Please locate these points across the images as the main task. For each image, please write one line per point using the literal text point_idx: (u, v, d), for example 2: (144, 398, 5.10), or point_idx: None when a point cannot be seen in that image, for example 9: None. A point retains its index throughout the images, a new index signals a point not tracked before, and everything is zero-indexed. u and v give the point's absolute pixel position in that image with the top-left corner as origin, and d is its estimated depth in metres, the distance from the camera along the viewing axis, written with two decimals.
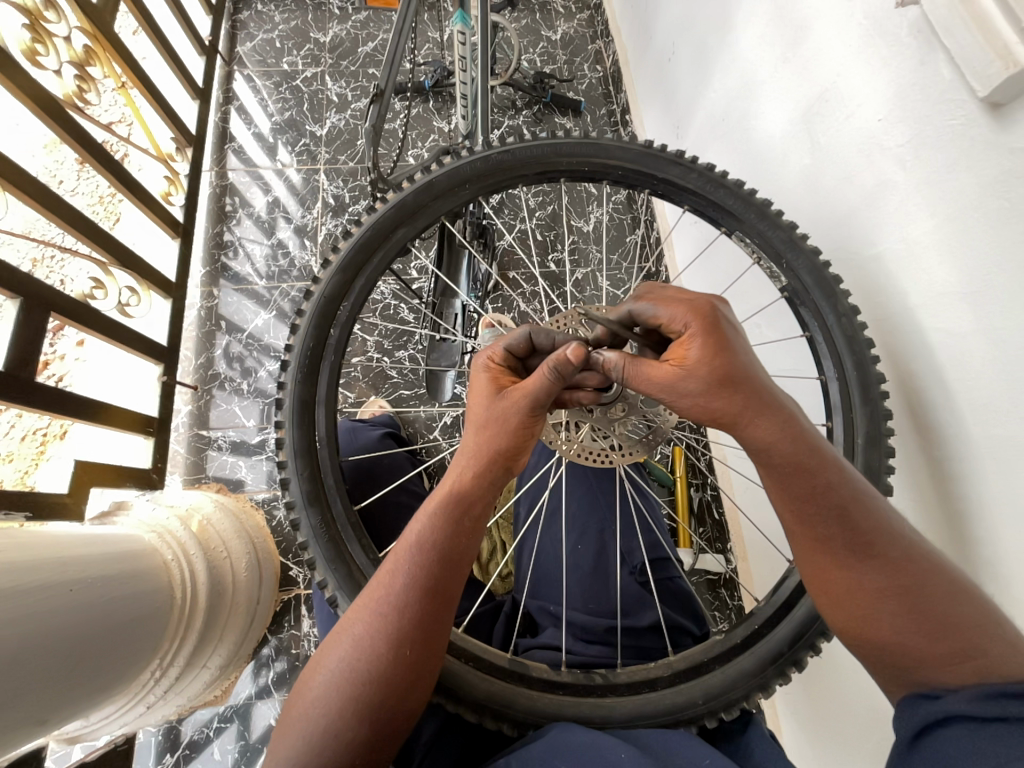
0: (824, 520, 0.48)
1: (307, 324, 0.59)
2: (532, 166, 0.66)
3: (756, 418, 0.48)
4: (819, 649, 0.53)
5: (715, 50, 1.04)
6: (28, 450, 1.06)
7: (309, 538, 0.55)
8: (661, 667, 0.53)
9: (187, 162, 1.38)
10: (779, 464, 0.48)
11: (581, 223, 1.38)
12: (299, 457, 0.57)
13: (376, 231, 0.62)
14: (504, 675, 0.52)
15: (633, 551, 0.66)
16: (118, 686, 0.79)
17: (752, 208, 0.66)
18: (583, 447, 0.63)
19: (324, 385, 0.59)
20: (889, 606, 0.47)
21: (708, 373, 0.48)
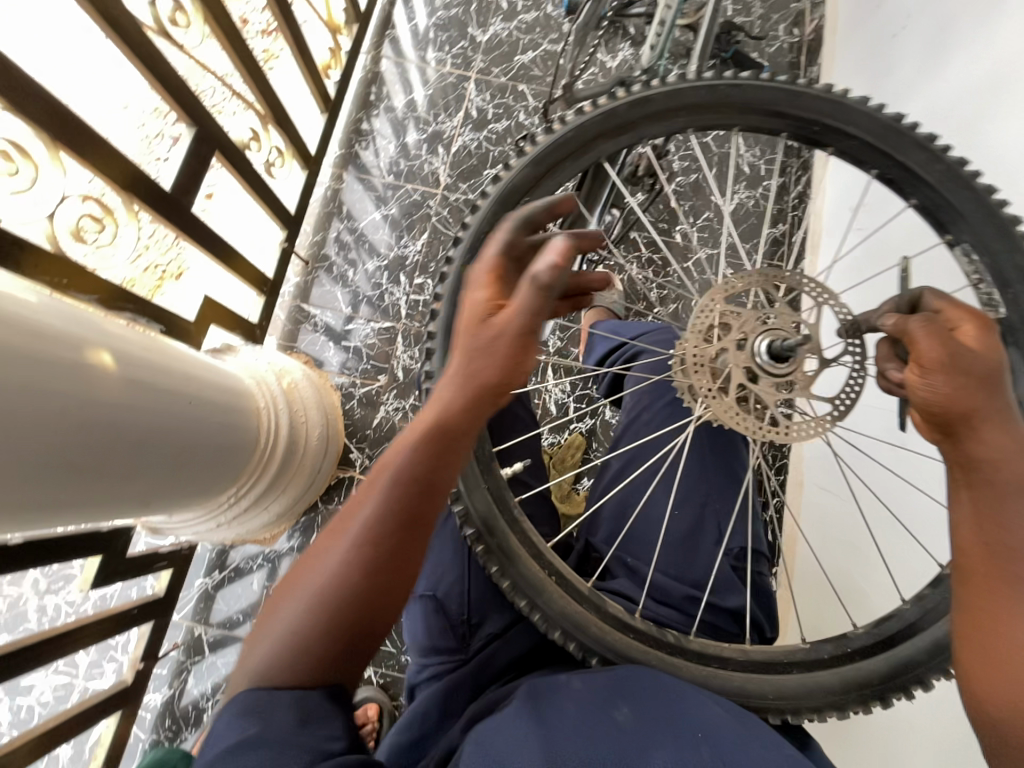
0: (1021, 554, 0.42)
1: (487, 208, 0.57)
2: (760, 109, 0.58)
3: (986, 421, 0.43)
4: (912, 695, 0.50)
5: (968, 30, 0.88)
6: (149, 282, 0.94)
7: None
8: (735, 651, 0.53)
9: (348, 39, 1.38)
10: (990, 479, 0.44)
11: (723, 201, 1.28)
12: (447, 333, 0.57)
13: (579, 133, 0.57)
14: (582, 601, 0.53)
15: (735, 535, 0.63)
16: (202, 497, 0.90)
17: (994, 220, 0.56)
18: (731, 418, 0.52)
19: None
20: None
21: (991, 364, 0.44)
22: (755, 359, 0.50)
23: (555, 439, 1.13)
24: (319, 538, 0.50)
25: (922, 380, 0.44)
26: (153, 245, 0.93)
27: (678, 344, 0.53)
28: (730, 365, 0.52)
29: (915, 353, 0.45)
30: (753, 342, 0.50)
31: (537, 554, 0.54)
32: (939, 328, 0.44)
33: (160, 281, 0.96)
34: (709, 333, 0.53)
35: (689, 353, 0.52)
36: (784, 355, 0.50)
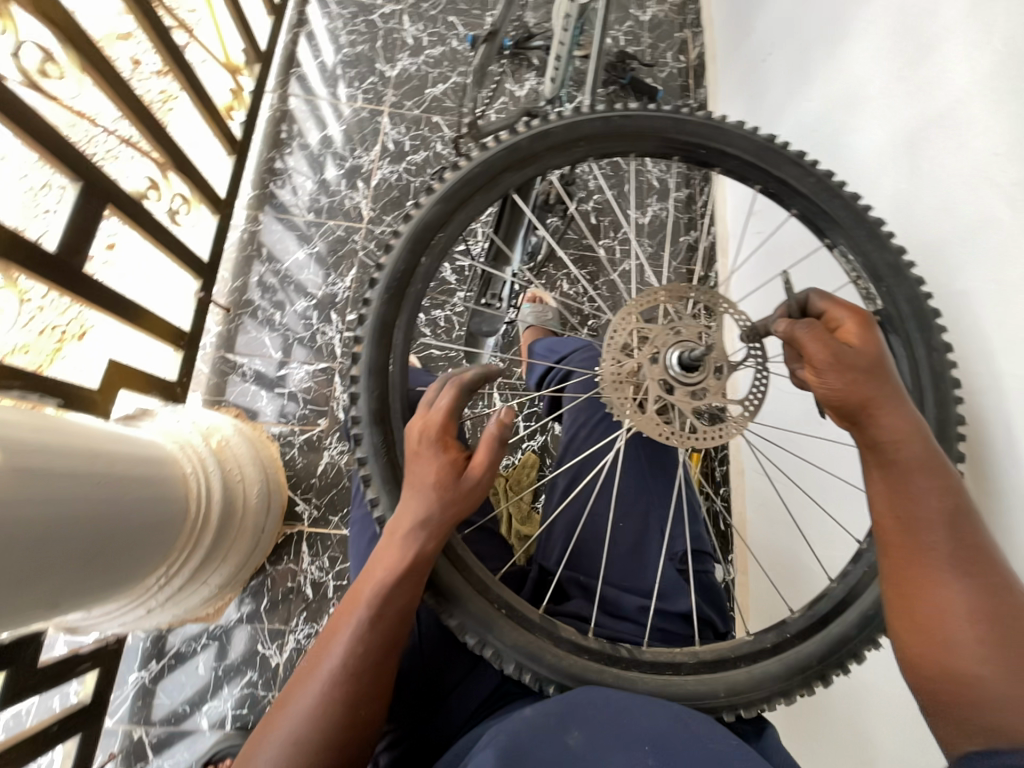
0: (928, 521, 0.47)
1: (402, 246, 0.57)
2: (650, 138, 0.62)
3: (882, 405, 0.48)
4: (846, 668, 0.53)
5: (820, 56, 1.01)
6: (45, 345, 0.84)
7: (368, 453, 0.55)
8: (686, 654, 0.54)
9: (252, 79, 1.35)
10: (895, 459, 0.48)
11: (638, 214, 1.36)
12: (370, 375, 0.55)
13: (485, 169, 0.59)
14: (535, 630, 0.51)
15: (676, 539, 0.65)
16: (124, 584, 0.80)
17: (863, 224, 0.63)
18: (651, 428, 0.54)
19: (405, 313, 0.58)
20: (972, 628, 0.44)
21: (873, 356, 0.49)
22: (668, 371, 0.53)
23: (508, 461, 1.12)
24: (291, 682, 0.49)
25: (820, 379, 0.49)
26: (48, 305, 0.83)
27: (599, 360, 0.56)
28: (646, 378, 0.54)
29: (805, 356, 0.49)
30: (664, 355, 0.53)
31: (484, 589, 0.52)
32: (822, 332, 0.49)
33: (59, 344, 0.86)
34: (626, 349, 0.56)
35: (608, 371, 0.55)
36: (694, 365, 0.52)
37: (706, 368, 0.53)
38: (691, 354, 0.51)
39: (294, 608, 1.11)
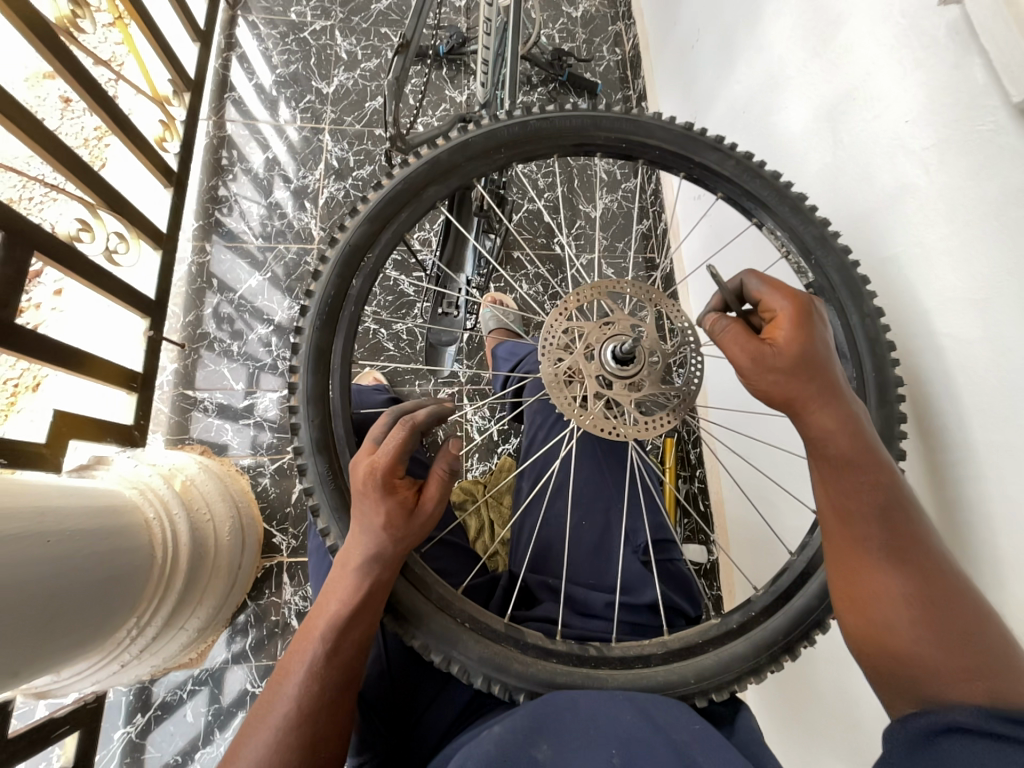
0: (863, 517, 0.48)
1: (330, 270, 0.57)
2: (570, 136, 0.63)
3: (813, 405, 0.49)
4: (811, 640, 0.54)
5: (742, 39, 1.03)
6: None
7: (315, 483, 0.54)
8: (656, 645, 0.55)
9: (185, 108, 1.33)
10: (830, 455, 0.49)
11: (589, 208, 1.37)
12: (310, 403, 0.55)
13: (407, 184, 0.59)
14: (501, 639, 0.52)
15: (636, 531, 0.67)
16: (91, 642, 0.77)
17: (787, 201, 0.64)
18: (596, 422, 0.56)
19: (340, 336, 0.57)
20: (909, 614, 0.46)
21: (794, 355, 0.49)
22: (603, 365, 0.56)
23: (485, 467, 1.10)
24: (246, 724, 0.48)
25: (744, 378, 0.51)
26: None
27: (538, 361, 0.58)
28: (584, 375, 0.57)
29: (727, 356, 0.51)
30: (599, 350, 0.56)
31: (446, 605, 0.52)
32: (742, 333, 0.50)
33: (12, 398, 1.04)
34: (564, 350, 0.59)
35: (547, 373, 0.57)
36: (627, 357, 0.55)
37: (640, 358, 0.56)
38: (622, 347, 0.54)
39: (281, 641, 1.08)
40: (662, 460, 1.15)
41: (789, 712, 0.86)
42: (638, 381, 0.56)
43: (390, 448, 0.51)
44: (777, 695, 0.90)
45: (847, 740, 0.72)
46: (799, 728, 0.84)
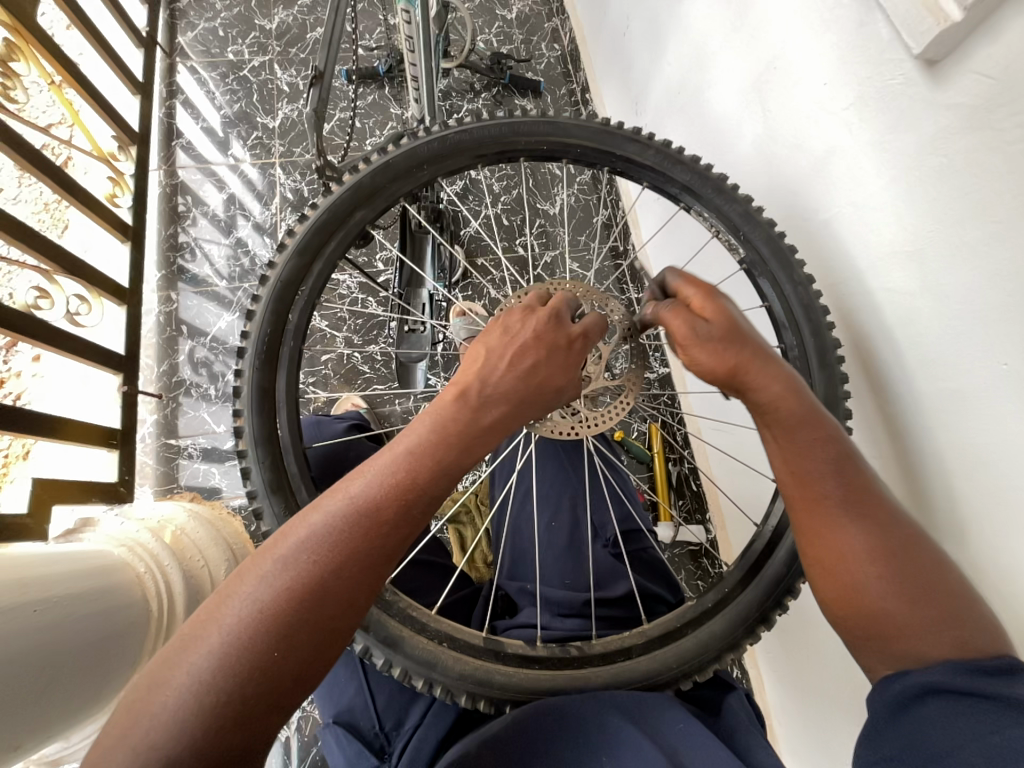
0: (818, 471, 0.51)
1: (262, 310, 0.57)
2: (490, 145, 0.63)
3: (754, 369, 0.53)
4: (785, 606, 0.56)
5: (667, 21, 1.03)
6: None
7: (274, 526, 0.54)
8: (635, 636, 0.55)
9: (133, 162, 1.33)
10: (779, 419, 0.52)
11: (547, 205, 1.37)
12: (259, 445, 0.55)
13: (332, 214, 0.59)
14: (480, 654, 0.53)
15: (605, 524, 0.68)
16: (96, 705, 0.78)
17: (709, 182, 0.65)
18: (548, 425, 0.62)
19: (283, 373, 0.58)
20: (874, 572, 0.48)
21: (724, 323, 0.54)
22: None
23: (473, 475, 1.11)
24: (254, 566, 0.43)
25: (695, 358, 0.54)
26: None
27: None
28: None
29: (674, 335, 0.55)
30: None
31: (422, 627, 0.53)
32: (681, 311, 0.55)
33: (3, 471, 1.07)
34: None
35: None
36: None
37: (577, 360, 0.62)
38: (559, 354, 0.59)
39: None
40: (649, 445, 1.17)
41: (797, 681, 0.87)
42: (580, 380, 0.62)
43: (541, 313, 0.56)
44: (784, 666, 0.90)
45: (851, 702, 0.73)
46: (809, 696, 0.84)
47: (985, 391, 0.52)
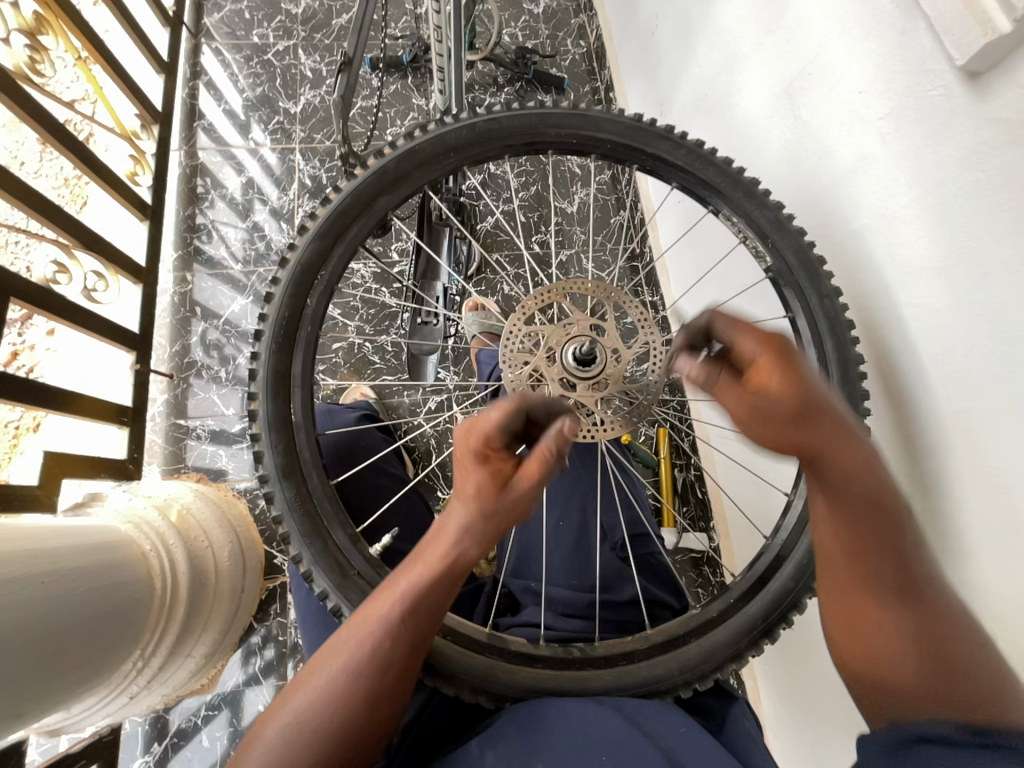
0: (863, 534, 0.49)
1: (281, 294, 0.57)
2: (518, 136, 0.62)
3: (821, 438, 0.47)
4: (789, 620, 0.56)
5: (699, 21, 1.01)
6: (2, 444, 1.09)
7: (283, 511, 0.54)
8: (639, 641, 0.54)
9: (154, 141, 1.33)
10: (838, 481, 0.49)
11: (566, 204, 1.36)
12: (272, 430, 0.55)
13: (355, 198, 0.59)
14: (483, 650, 0.53)
15: (613, 528, 0.67)
16: (97, 678, 0.78)
17: (740, 186, 0.64)
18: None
19: (300, 358, 0.58)
20: (896, 638, 0.48)
21: (794, 401, 0.46)
22: (564, 367, 0.59)
23: None
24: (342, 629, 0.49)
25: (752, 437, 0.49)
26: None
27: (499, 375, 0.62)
28: (548, 378, 0.60)
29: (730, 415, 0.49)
30: (559, 353, 0.59)
31: None
32: (737, 392, 0.48)
33: (14, 441, 1.10)
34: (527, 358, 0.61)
35: (508, 380, 0.60)
36: (587, 359, 0.59)
37: (598, 362, 0.59)
38: (581, 350, 0.58)
39: (291, 661, 1.10)
40: (656, 450, 1.17)
41: (794, 694, 0.86)
42: (601, 380, 0.60)
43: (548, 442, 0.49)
44: (781, 678, 0.90)
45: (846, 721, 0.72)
46: (804, 710, 0.84)
47: (1011, 415, 0.51)
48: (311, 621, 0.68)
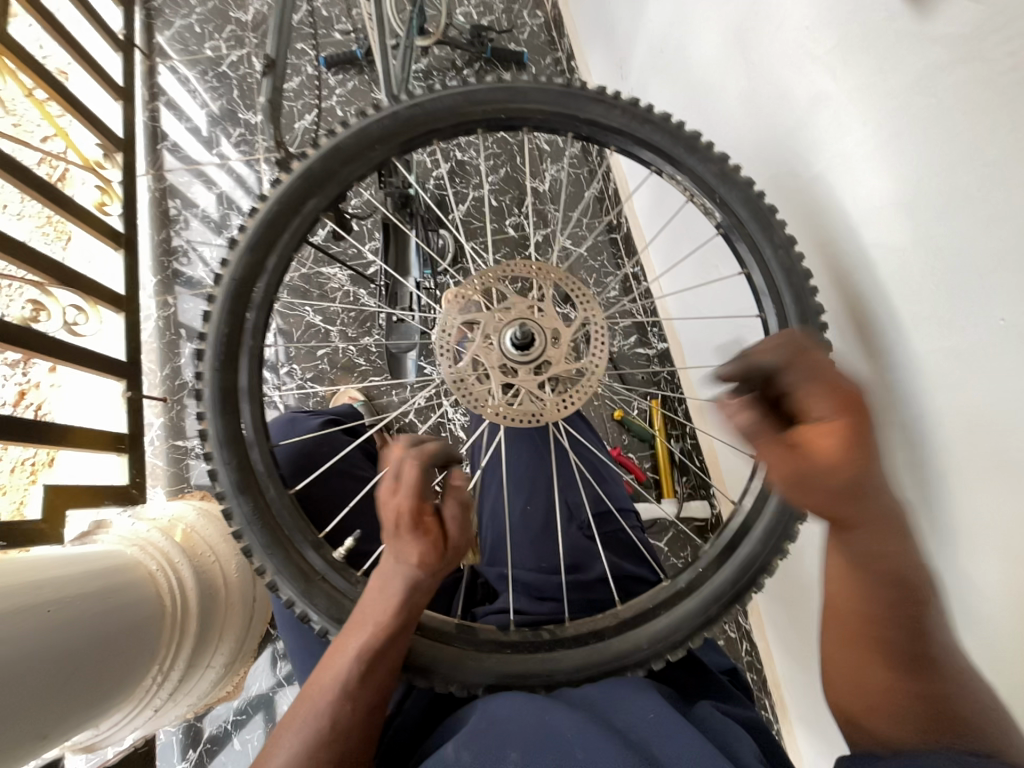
0: (883, 613, 0.48)
1: (219, 309, 0.57)
2: (447, 117, 0.60)
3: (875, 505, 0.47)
4: (760, 584, 0.55)
5: None
6: (19, 481, 1.12)
7: (243, 525, 0.55)
8: (608, 618, 0.54)
9: (119, 168, 1.34)
10: (869, 560, 0.48)
11: (537, 183, 1.33)
12: (223, 446, 0.55)
13: (283, 203, 0.58)
14: (452, 640, 0.53)
15: (580, 507, 0.67)
16: (118, 695, 0.81)
17: (682, 143, 0.61)
18: (509, 410, 0.59)
19: (245, 371, 0.57)
20: (909, 722, 0.48)
21: (847, 469, 0.46)
22: (504, 354, 0.58)
23: None
24: (299, 696, 0.49)
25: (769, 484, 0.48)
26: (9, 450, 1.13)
27: (436, 369, 0.60)
28: (488, 367, 0.59)
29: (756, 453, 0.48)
30: (497, 341, 0.58)
31: None
32: (783, 447, 0.47)
33: (29, 475, 1.14)
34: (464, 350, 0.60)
35: (447, 374, 0.59)
36: (525, 344, 0.58)
37: (537, 346, 0.58)
38: (518, 336, 0.57)
39: None
40: (651, 423, 1.18)
41: (807, 650, 0.87)
42: (543, 363, 0.59)
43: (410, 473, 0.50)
44: (791, 635, 0.91)
45: None
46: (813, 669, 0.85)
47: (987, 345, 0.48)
48: (291, 631, 0.68)
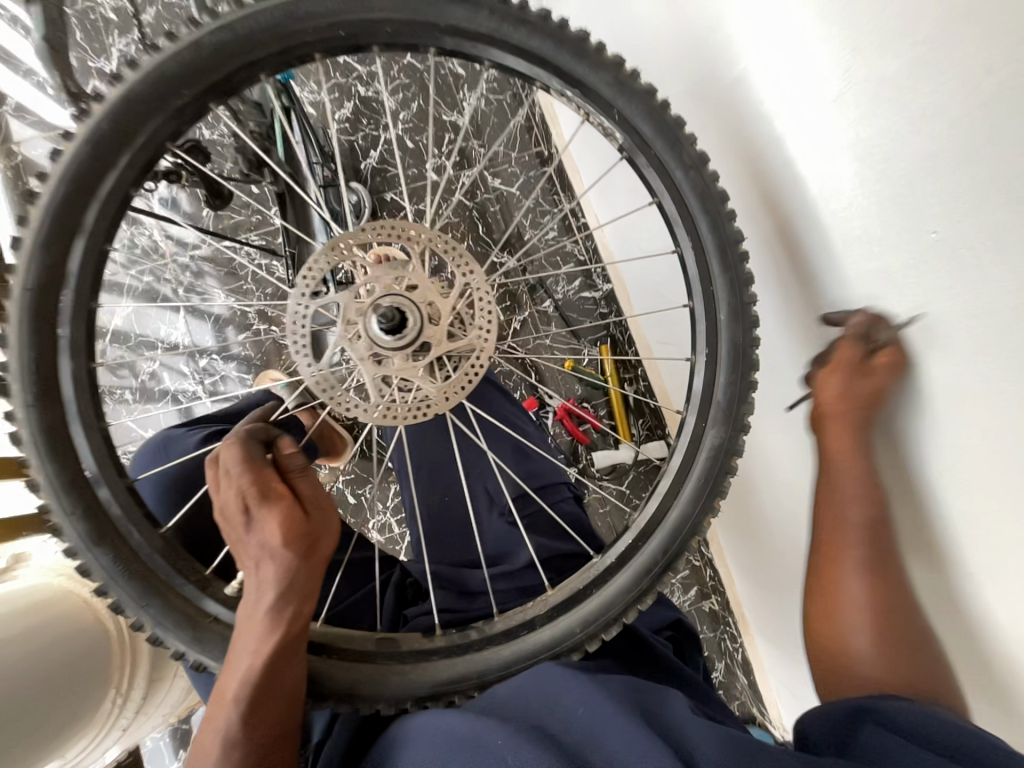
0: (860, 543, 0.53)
1: (15, 334, 0.42)
2: (265, 43, 0.44)
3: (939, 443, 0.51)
4: (691, 547, 0.52)
5: None
6: None
7: (105, 580, 0.44)
8: (537, 606, 0.52)
9: None
10: (838, 485, 0.54)
11: (456, 115, 1.17)
12: (60, 495, 0.43)
13: (71, 180, 0.42)
14: (371, 657, 0.48)
15: (499, 493, 0.65)
16: (70, 730, 0.76)
17: (568, 46, 0.49)
18: (393, 407, 0.52)
19: (77, 401, 0.45)
20: (872, 652, 0.52)
21: None
22: (374, 342, 0.50)
23: None
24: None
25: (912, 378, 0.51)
26: None
27: (295, 373, 0.51)
28: (360, 360, 0.51)
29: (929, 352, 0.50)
30: (362, 329, 0.50)
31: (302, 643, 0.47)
32: None
33: None
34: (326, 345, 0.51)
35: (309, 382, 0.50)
36: (393, 327, 0.50)
37: (409, 327, 0.50)
38: (381, 321, 0.48)
39: None
40: (603, 369, 1.13)
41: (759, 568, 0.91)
42: (422, 344, 0.52)
43: (244, 467, 0.39)
44: (748, 561, 0.94)
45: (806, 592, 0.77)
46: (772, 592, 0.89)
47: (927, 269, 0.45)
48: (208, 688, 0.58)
